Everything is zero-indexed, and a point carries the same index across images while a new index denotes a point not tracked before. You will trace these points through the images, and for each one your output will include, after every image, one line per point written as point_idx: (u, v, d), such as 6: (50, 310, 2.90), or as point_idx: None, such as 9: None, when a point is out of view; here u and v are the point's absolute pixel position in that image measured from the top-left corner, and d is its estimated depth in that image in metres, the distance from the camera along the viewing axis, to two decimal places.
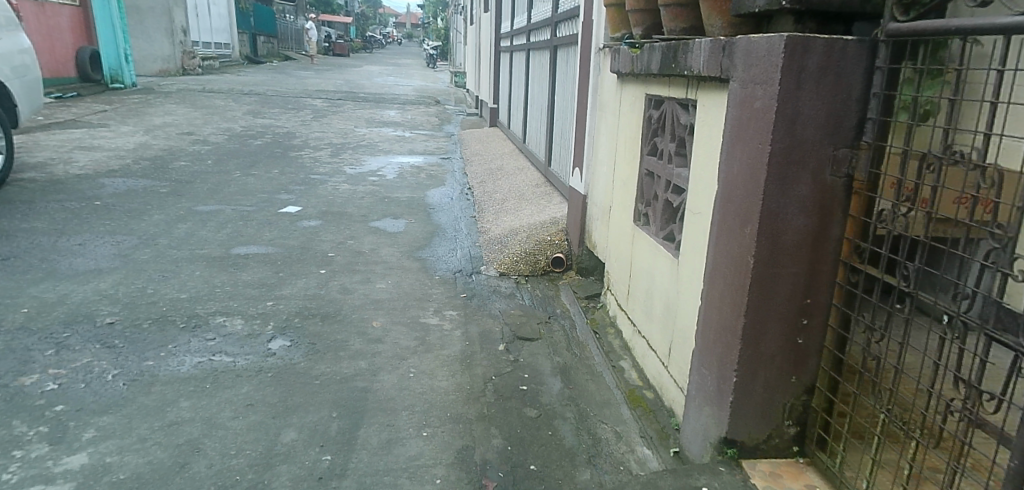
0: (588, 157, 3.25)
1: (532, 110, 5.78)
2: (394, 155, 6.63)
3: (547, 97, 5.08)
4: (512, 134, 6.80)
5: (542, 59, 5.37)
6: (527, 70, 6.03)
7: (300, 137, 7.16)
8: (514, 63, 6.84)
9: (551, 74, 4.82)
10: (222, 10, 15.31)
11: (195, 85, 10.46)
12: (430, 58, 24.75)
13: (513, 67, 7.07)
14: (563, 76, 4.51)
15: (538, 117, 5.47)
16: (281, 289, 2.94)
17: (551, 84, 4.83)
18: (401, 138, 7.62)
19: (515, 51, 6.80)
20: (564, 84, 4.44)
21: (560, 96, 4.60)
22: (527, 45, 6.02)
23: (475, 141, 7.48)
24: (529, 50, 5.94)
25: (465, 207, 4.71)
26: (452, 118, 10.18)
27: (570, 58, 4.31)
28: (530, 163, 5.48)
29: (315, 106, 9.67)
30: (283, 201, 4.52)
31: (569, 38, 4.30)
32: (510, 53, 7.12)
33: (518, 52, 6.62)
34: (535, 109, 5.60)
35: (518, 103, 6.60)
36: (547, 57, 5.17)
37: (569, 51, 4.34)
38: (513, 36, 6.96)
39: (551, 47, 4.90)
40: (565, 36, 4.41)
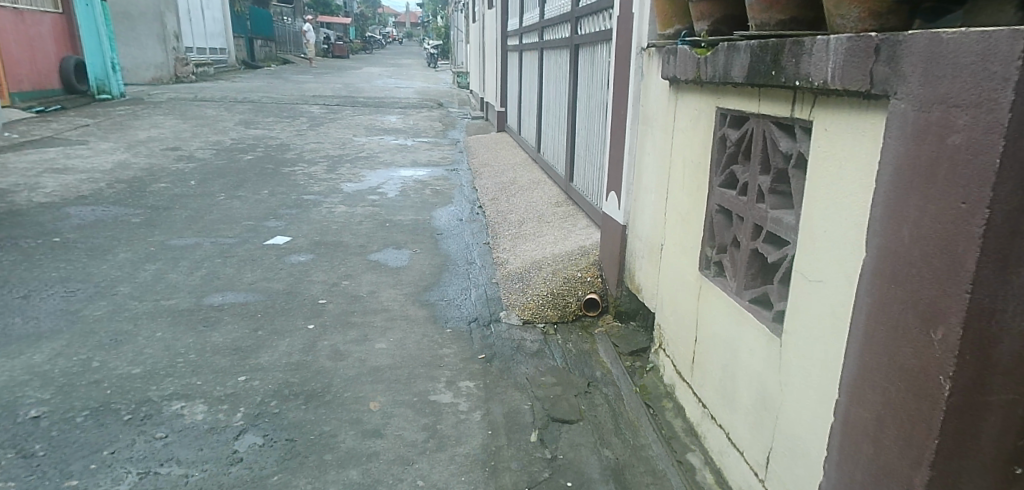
0: (627, 181, 2.69)
1: (547, 117, 5.23)
2: (396, 168, 6.08)
3: (566, 103, 4.54)
4: (524, 143, 6.24)
5: (559, 60, 4.82)
6: (541, 72, 5.48)
7: (294, 151, 6.62)
8: (525, 65, 6.28)
9: (572, 78, 4.26)
10: (216, 14, 14.82)
11: (187, 94, 9.95)
12: (431, 58, 24.17)
13: (522, 69, 6.50)
14: (587, 80, 3.95)
15: (554, 125, 4.91)
16: (258, 357, 2.39)
17: (572, 89, 4.27)
18: (403, 148, 7.07)
19: (526, 52, 6.25)
20: (590, 88, 3.88)
21: (583, 103, 4.04)
22: (540, 45, 5.46)
23: (482, 149, 6.92)
24: (543, 50, 5.39)
25: (476, 231, 4.15)
26: (457, 122, 9.63)
27: (597, 59, 3.76)
28: (546, 176, 4.92)
29: (312, 113, 9.13)
30: (270, 230, 3.98)
31: (595, 36, 3.74)
32: (519, 53, 6.56)
33: (530, 53, 6.07)
34: (551, 116, 5.05)
35: (530, 108, 6.04)
36: (565, 58, 4.62)
37: (594, 51, 3.79)
38: (523, 35, 6.40)
39: (572, 47, 4.34)
40: (589, 34, 3.85)
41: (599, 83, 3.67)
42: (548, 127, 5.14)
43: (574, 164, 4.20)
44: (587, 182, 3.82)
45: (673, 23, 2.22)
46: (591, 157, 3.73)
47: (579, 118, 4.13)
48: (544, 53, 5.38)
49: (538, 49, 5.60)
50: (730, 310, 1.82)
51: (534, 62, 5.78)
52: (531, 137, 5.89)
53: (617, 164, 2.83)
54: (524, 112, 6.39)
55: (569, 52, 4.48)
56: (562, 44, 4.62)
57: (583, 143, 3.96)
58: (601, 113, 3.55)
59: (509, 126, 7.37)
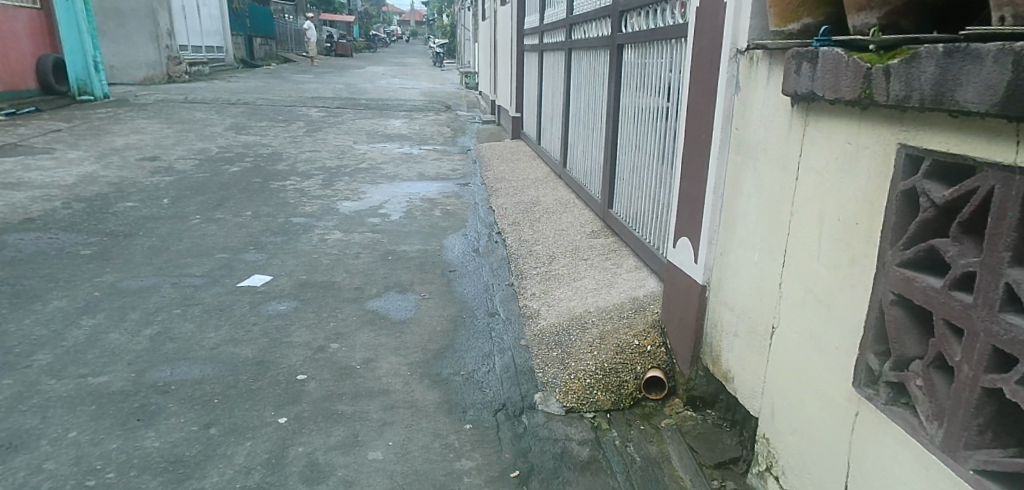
0: (707, 227, 2.01)
1: (576, 129, 4.55)
2: (401, 183, 5.40)
3: (603, 114, 3.87)
4: (546, 155, 5.55)
5: (592, 62, 4.16)
6: (568, 76, 4.80)
7: (287, 162, 5.96)
8: (548, 67, 5.60)
9: (613, 84, 3.59)
10: (213, 12, 14.23)
11: (177, 97, 9.34)
12: (437, 57, 23.51)
13: (543, 73, 5.82)
14: (636, 88, 3.28)
15: (587, 139, 4.23)
16: (203, 478, 1.71)
17: (613, 98, 3.60)
18: (408, 159, 6.39)
19: (548, 53, 5.56)
20: (640, 98, 3.20)
21: (630, 115, 3.36)
22: (567, 46, 4.79)
23: (497, 160, 6.24)
24: (571, 51, 4.72)
25: (495, 266, 3.47)
26: (466, 126, 8.96)
27: (650, 62, 3.08)
28: (578, 198, 4.27)
29: (310, 117, 8.49)
30: (248, 266, 3.31)
31: (648, 34, 3.06)
32: (539, 54, 5.87)
33: (554, 56, 5.39)
34: (582, 129, 4.37)
35: (555, 117, 5.35)
36: (603, 61, 3.94)
37: (645, 53, 3.13)
38: (544, 33, 5.72)
39: (612, 48, 3.67)
40: (639, 32, 3.18)
41: (654, 90, 2.99)
42: (579, 140, 4.46)
43: (618, 188, 3.52)
44: (637, 213, 3.15)
45: (800, 15, 1.55)
46: (643, 182, 3.06)
47: (624, 133, 3.45)
48: (573, 54, 4.70)
49: (565, 49, 4.92)
50: (934, 477, 1.13)
51: (560, 64, 5.11)
52: (555, 149, 5.20)
53: (691, 202, 2.15)
54: (545, 120, 5.70)
55: (608, 55, 3.81)
56: (599, 44, 3.95)
57: (631, 164, 3.28)
58: (660, 129, 2.88)
59: (527, 135, 6.69)
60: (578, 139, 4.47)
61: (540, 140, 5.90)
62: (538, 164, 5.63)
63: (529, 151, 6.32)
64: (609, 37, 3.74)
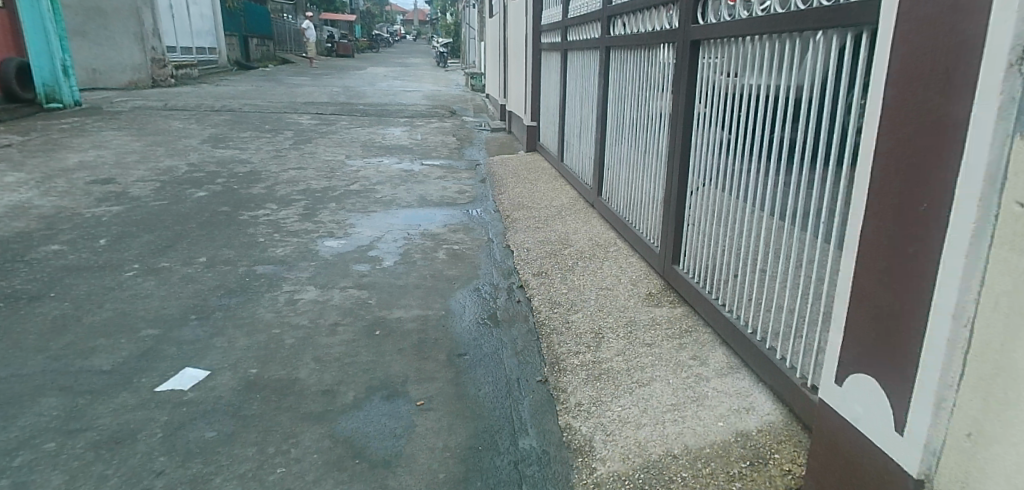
0: (930, 379, 1.11)
1: (616, 147, 3.67)
2: (399, 211, 4.50)
3: (662, 135, 2.99)
4: (574, 177, 4.64)
5: (644, 67, 3.27)
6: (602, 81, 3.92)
7: (266, 185, 5.08)
8: (573, 70, 4.68)
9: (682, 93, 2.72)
10: (203, 11, 13.44)
11: (156, 104, 8.52)
12: (441, 56, 22.61)
13: (567, 77, 4.90)
14: (725, 102, 2.40)
15: (633, 163, 3.35)
16: None
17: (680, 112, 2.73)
18: (408, 178, 5.49)
19: (575, 55, 4.64)
20: (732, 116, 2.34)
21: (715, 141, 2.47)
22: (601, 45, 3.90)
23: (511, 179, 5.32)
24: (608, 49, 3.83)
25: (520, 344, 2.54)
26: (473, 134, 8.07)
27: (753, 66, 2.22)
28: (622, 237, 3.40)
29: (300, 127, 7.63)
30: (180, 352, 2.40)
31: (747, 28, 2.21)
32: (562, 55, 4.96)
33: (583, 57, 4.47)
34: (626, 148, 3.49)
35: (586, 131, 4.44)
36: (659, 62, 3.08)
37: (748, 57, 2.24)
38: (569, 30, 4.79)
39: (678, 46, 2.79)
40: (729, 24, 2.31)
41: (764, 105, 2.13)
42: (622, 163, 3.57)
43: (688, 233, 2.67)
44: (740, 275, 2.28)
45: None
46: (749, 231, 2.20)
47: (699, 161, 2.59)
48: (611, 53, 3.81)
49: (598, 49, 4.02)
50: None
51: (592, 66, 4.20)
52: (588, 170, 4.27)
53: (873, 316, 1.25)
54: (572, 134, 4.78)
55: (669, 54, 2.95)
56: (652, 40, 3.08)
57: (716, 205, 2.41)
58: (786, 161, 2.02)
59: (546, 149, 5.79)
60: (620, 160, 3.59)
61: (565, 157, 4.98)
62: (564, 187, 4.72)
63: (550, 169, 5.40)
64: (671, 31, 2.87)
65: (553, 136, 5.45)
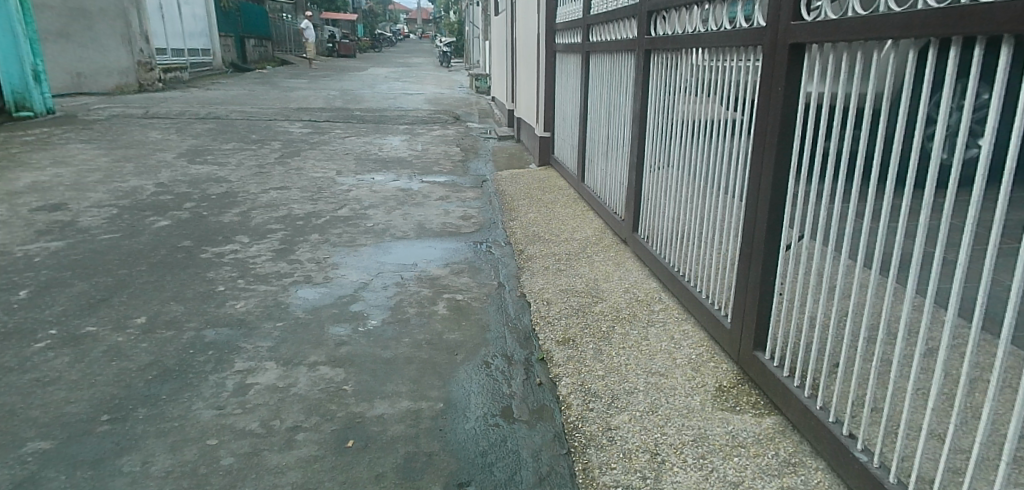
0: None
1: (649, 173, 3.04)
2: (392, 245, 3.80)
3: (736, 169, 2.27)
4: (601, 202, 3.94)
5: (707, 78, 2.55)
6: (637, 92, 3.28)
7: (240, 210, 4.41)
8: (599, 75, 3.97)
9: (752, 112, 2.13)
10: (196, 10, 12.92)
11: (136, 113, 7.92)
12: (444, 56, 21.96)
13: (590, 82, 4.19)
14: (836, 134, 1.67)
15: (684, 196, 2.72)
16: None
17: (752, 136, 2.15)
18: (404, 200, 4.80)
19: (601, 58, 3.93)
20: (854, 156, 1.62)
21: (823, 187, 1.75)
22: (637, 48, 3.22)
23: (523, 201, 4.62)
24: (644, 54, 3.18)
25: (545, 464, 1.83)
26: (479, 143, 7.39)
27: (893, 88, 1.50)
28: (674, 291, 2.69)
29: (289, 139, 7.00)
30: (68, 485, 1.71)
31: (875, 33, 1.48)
32: (584, 57, 4.24)
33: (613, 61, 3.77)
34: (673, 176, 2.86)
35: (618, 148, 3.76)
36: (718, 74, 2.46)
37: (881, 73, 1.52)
38: (592, 26, 4.07)
39: (748, 53, 2.18)
40: (804, 26, 1.74)
41: (853, 127, 1.62)
42: (672, 195, 2.86)
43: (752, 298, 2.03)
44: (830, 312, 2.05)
45: None
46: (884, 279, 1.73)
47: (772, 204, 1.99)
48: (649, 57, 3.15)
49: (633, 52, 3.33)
50: None
51: (623, 73, 3.53)
52: (620, 196, 3.56)
53: None
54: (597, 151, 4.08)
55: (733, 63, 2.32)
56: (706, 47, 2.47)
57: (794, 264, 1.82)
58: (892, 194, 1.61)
59: (564, 164, 5.07)
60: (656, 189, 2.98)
61: (588, 177, 4.28)
62: (588, 216, 4.00)
63: (570, 189, 4.69)
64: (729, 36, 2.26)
65: (572, 151, 4.76)
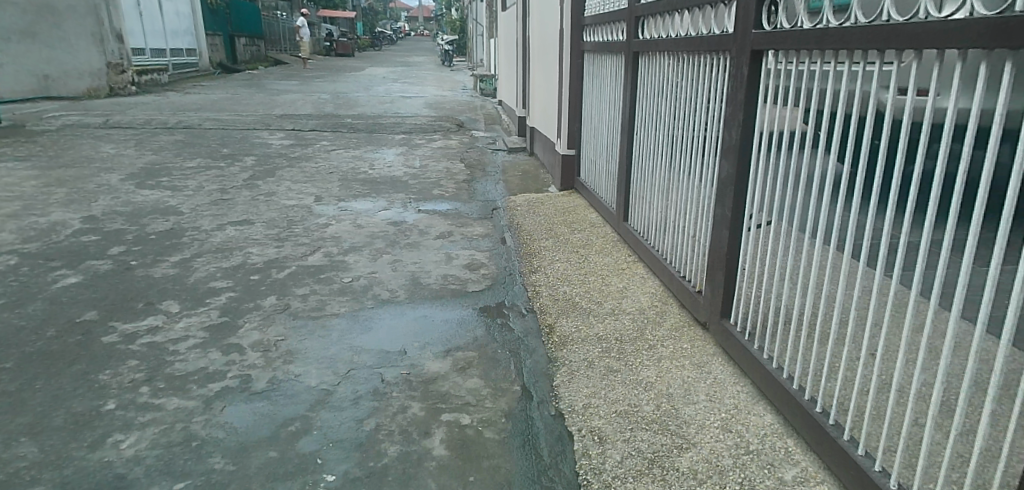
0: None
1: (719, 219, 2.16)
2: (373, 316, 2.80)
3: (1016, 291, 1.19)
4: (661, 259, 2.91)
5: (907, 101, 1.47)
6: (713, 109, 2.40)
7: (181, 257, 3.43)
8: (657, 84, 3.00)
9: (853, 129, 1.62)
10: (179, 8, 12.00)
11: (96, 122, 6.98)
12: (447, 55, 20.93)
13: (642, 94, 3.19)
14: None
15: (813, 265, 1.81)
16: None
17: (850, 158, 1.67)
18: (394, 241, 3.82)
19: (659, 60, 2.97)
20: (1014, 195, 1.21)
21: None
22: (713, 46, 2.32)
23: (546, 244, 3.64)
24: (721, 55, 2.31)
25: None
26: (486, 157, 6.42)
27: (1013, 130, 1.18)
28: (819, 445, 1.65)
29: (266, 154, 6.04)
30: None
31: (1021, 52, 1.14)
32: (635, 59, 3.23)
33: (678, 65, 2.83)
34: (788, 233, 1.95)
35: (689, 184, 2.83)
36: (865, 83, 1.63)
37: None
38: (645, 19, 3.08)
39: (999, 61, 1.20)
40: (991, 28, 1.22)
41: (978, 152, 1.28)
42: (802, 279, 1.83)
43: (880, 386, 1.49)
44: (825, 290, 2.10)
45: None
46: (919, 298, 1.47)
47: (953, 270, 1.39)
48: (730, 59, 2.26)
49: (707, 51, 2.42)
50: None
51: (692, 82, 2.61)
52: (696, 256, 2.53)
53: None
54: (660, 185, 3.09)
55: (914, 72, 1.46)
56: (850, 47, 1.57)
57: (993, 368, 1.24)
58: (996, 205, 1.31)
59: (597, 196, 4.04)
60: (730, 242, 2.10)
61: (639, 220, 3.26)
62: (640, 278, 2.95)
63: (609, 231, 3.66)
64: (882, 30, 1.49)
65: (611, 181, 3.76)
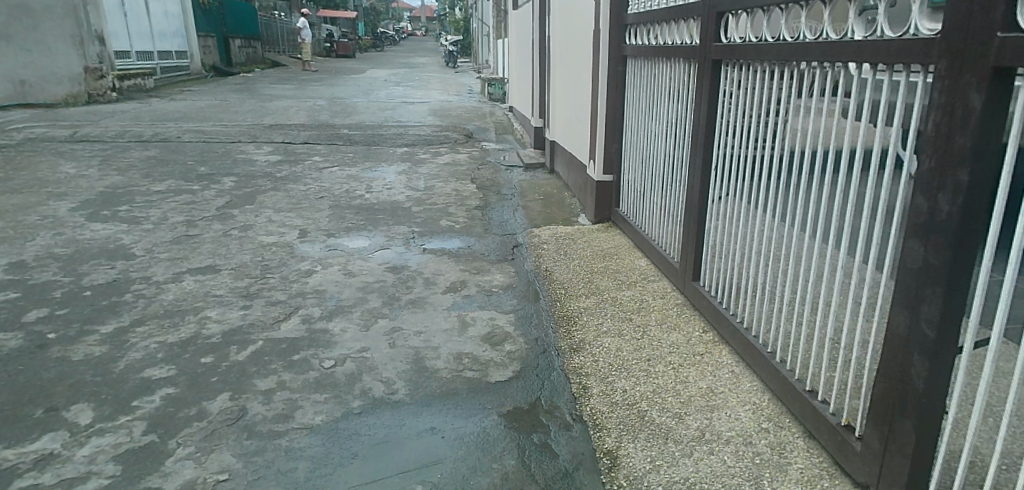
0: None
1: (904, 331, 1.36)
2: (360, 431, 2.01)
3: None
4: (765, 350, 2.08)
5: None
6: (858, 146, 1.61)
7: (115, 327, 2.64)
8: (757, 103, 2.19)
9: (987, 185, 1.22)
10: (168, 9, 11.26)
11: (62, 136, 6.20)
12: (450, 56, 20.07)
13: (731, 117, 2.37)
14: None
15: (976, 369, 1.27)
16: None
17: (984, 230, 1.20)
18: (393, 299, 3.02)
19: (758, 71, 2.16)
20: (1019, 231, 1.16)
21: None
22: (873, 56, 1.52)
23: (592, 306, 2.84)
24: (885, 67, 1.51)
25: None
26: (500, 175, 5.62)
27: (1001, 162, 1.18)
28: None
29: (248, 175, 5.26)
30: None
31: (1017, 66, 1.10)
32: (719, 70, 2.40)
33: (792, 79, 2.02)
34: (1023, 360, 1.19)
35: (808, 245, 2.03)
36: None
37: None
38: (732, 16, 2.27)
39: None
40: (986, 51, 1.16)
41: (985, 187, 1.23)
42: None
43: None
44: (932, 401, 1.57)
45: None
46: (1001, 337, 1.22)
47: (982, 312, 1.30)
48: (908, 72, 1.46)
49: (857, 62, 1.61)
50: None
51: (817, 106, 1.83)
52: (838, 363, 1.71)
53: None
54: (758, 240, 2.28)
55: None
56: None
57: None
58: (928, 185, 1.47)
59: (651, 239, 3.23)
60: (929, 374, 1.30)
61: (722, 283, 2.44)
62: (729, 374, 2.14)
63: (671, 290, 2.85)
64: None
65: (674, 223, 2.95)
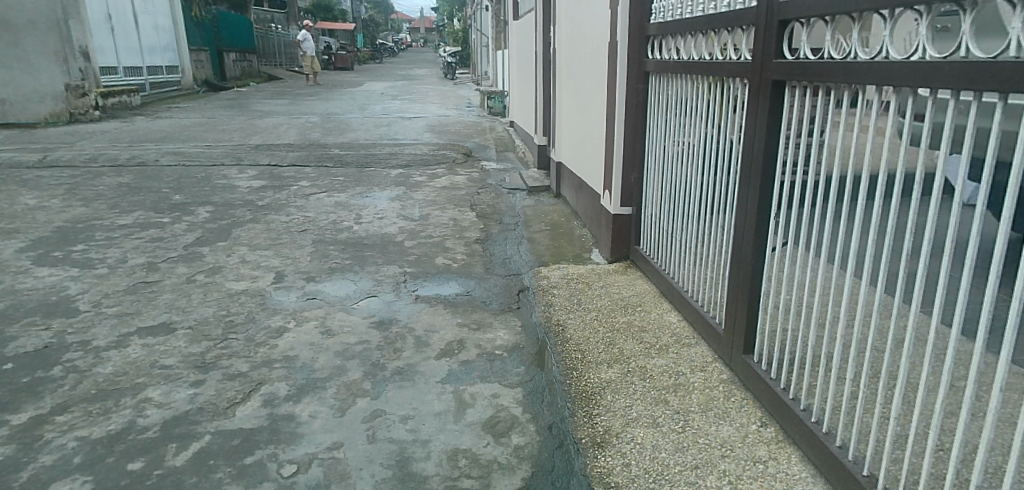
0: None
1: None
2: None
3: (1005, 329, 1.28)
4: (862, 474, 1.57)
5: None
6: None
7: (32, 416, 2.15)
8: (841, 137, 1.70)
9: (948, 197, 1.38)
10: (158, 22, 10.86)
11: (30, 161, 5.74)
12: (450, 66, 19.66)
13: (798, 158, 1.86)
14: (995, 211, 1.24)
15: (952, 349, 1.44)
16: None
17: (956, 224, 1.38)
18: (376, 368, 2.52)
19: (849, 97, 1.67)
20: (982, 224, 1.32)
21: None
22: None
23: (618, 378, 2.32)
24: None
25: None
26: (504, 200, 5.13)
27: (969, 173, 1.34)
28: None
29: (226, 203, 4.78)
30: None
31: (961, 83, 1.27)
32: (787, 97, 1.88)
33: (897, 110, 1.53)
34: None
35: (914, 326, 1.55)
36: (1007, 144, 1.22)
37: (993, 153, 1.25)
38: (801, 26, 1.77)
39: None
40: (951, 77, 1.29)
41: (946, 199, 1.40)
42: None
43: None
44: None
45: None
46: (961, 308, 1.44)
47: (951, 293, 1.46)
48: None
49: None
50: None
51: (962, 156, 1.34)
52: None
53: None
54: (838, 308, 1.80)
55: None
56: None
57: None
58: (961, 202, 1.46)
59: (684, 290, 2.74)
60: None
61: (788, 358, 1.95)
62: None
63: (711, 359, 2.34)
64: None
65: (716, 273, 2.46)
